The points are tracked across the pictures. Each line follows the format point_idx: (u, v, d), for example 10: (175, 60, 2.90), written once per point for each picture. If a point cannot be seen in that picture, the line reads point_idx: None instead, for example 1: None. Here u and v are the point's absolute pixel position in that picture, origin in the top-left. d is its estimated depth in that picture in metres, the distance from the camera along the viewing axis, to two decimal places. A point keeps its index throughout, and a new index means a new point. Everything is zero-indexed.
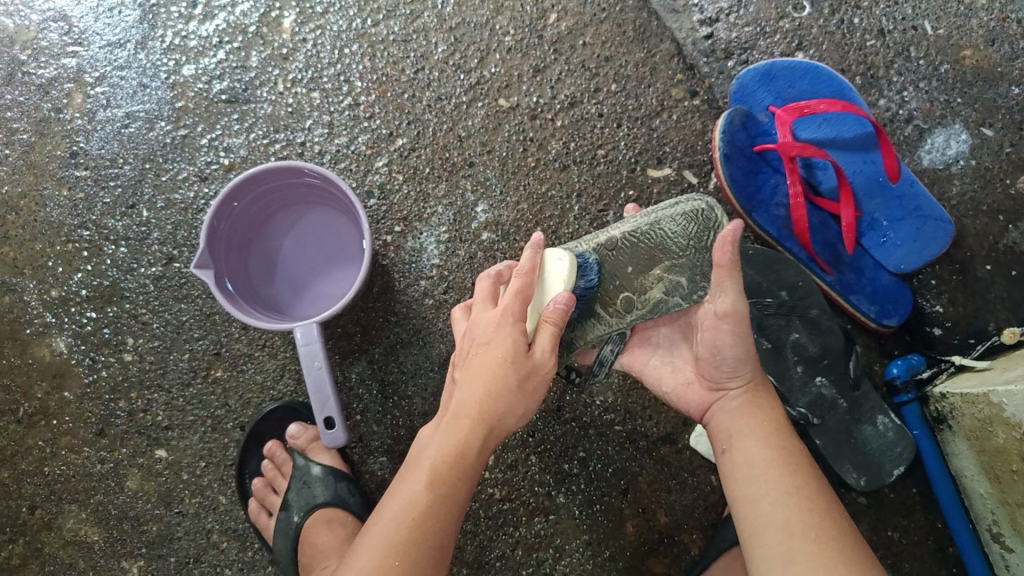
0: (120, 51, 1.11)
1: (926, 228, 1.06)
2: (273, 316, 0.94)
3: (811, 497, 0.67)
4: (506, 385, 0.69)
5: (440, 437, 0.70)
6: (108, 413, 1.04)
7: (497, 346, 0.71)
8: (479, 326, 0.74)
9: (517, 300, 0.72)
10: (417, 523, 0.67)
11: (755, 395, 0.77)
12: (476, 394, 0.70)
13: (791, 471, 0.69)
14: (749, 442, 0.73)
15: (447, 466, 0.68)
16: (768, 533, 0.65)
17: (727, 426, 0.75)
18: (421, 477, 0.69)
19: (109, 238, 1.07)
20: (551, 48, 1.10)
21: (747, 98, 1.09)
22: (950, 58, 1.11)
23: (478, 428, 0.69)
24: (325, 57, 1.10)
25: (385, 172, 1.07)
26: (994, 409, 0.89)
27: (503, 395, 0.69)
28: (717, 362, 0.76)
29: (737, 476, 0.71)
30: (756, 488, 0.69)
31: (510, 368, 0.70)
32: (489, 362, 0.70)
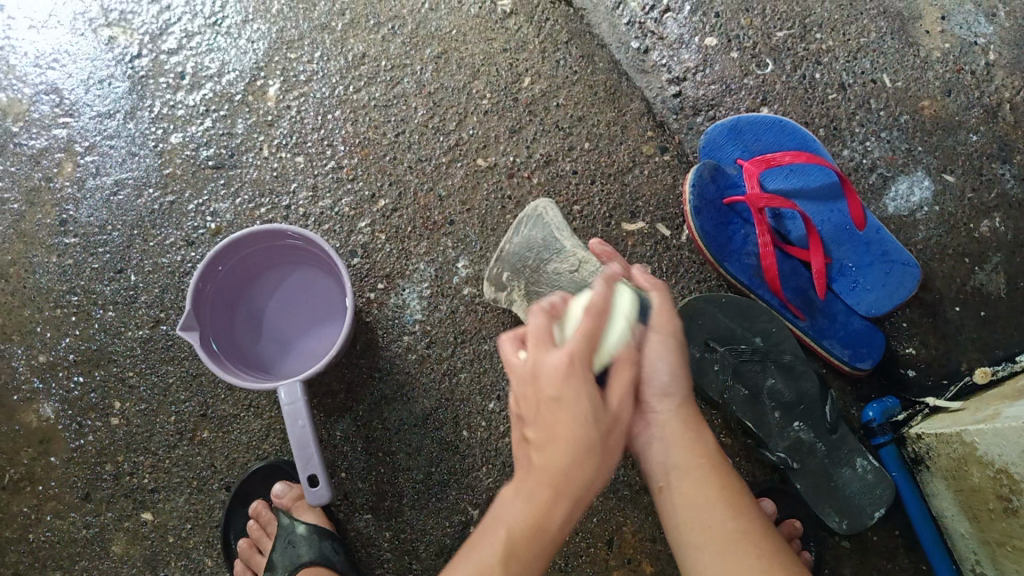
0: (110, 121, 1.15)
1: (893, 273, 1.09)
2: (258, 375, 0.96)
3: (760, 541, 0.67)
4: (588, 448, 0.62)
5: (515, 503, 0.63)
6: (95, 477, 1.04)
7: (575, 403, 0.62)
8: (542, 370, 0.63)
9: (585, 343, 0.64)
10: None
11: (683, 413, 0.75)
12: (562, 460, 0.61)
13: (734, 509, 0.69)
14: (687, 478, 0.71)
15: (529, 536, 0.62)
16: None
17: (661, 460, 0.74)
18: (497, 537, 0.62)
19: (97, 302, 1.09)
20: (526, 110, 1.15)
21: (715, 152, 1.14)
22: (909, 110, 1.16)
23: (559, 501, 0.62)
24: (309, 123, 1.14)
25: (367, 231, 1.10)
26: (967, 448, 0.91)
27: (588, 460, 0.62)
28: (651, 384, 0.74)
29: (678, 518, 0.71)
30: (705, 534, 0.68)
31: (600, 425, 0.63)
32: (573, 425, 0.62)
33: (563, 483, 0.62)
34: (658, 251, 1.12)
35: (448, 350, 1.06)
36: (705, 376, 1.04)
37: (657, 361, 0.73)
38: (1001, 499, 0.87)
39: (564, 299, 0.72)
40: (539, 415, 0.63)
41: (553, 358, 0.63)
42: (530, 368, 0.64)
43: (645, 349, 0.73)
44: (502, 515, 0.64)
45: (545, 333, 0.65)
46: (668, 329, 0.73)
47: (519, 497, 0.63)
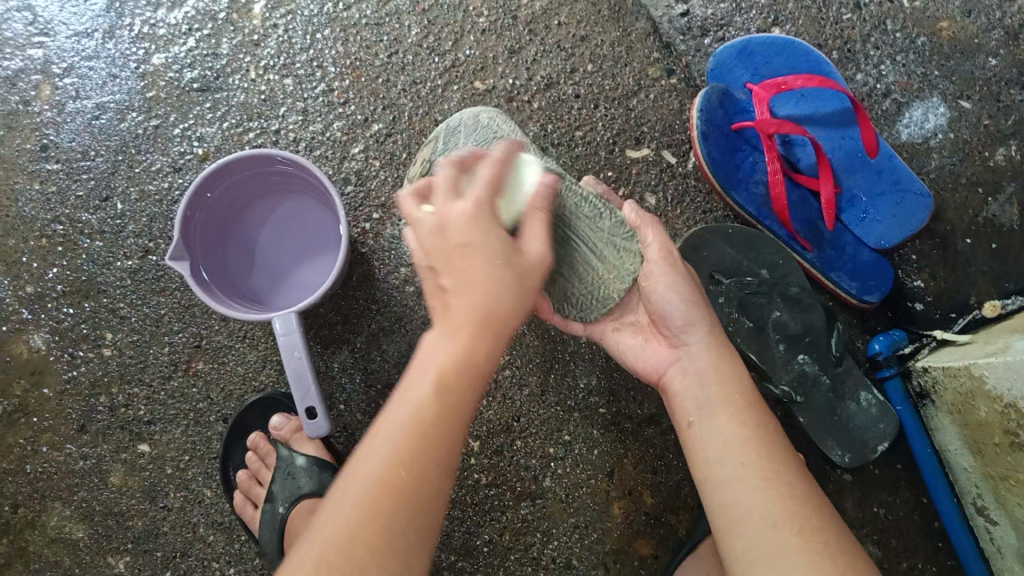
0: (88, 41, 1.09)
1: (904, 203, 1.06)
2: (252, 307, 0.93)
3: (792, 485, 0.66)
4: (500, 287, 0.60)
5: (438, 344, 0.60)
6: (89, 409, 1.03)
7: (488, 253, 0.60)
8: (449, 218, 0.61)
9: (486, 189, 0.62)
10: (421, 431, 0.58)
11: (716, 345, 0.75)
12: (477, 294, 0.59)
13: (766, 449, 0.68)
14: (723, 416, 0.70)
15: (455, 374, 0.59)
16: (749, 523, 0.64)
17: (694, 395, 0.73)
18: (425, 384, 0.59)
19: (84, 232, 1.05)
20: (526, 29, 1.09)
21: (724, 76, 1.09)
22: (926, 31, 1.10)
23: (482, 336, 0.60)
24: (297, 43, 1.08)
25: (361, 158, 1.06)
26: (974, 382, 0.90)
27: (514, 294, 0.61)
28: (673, 321, 0.74)
29: (711, 451, 0.69)
30: (733, 472, 0.67)
31: (513, 259, 0.61)
32: (480, 271, 0.59)
33: (498, 317, 0.60)
34: (663, 179, 1.07)
35: None
36: None
37: (668, 296, 0.73)
38: (1007, 433, 0.86)
39: (476, 155, 0.69)
40: (449, 261, 0.60)
41: (459, 207, 0.61)
42: (433, 220, 0.61)
43: (651, 284, 0.74)
44: (417, 374, 0.60)
45: (452, 184, 0.63)
46: (668, 262, 0.74)
47: (444, 338, 0.60)
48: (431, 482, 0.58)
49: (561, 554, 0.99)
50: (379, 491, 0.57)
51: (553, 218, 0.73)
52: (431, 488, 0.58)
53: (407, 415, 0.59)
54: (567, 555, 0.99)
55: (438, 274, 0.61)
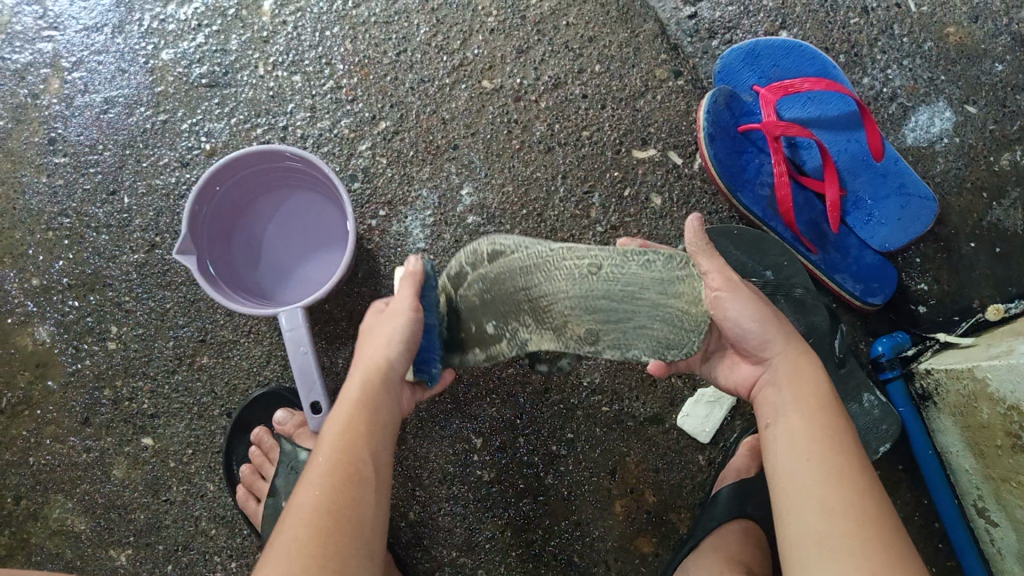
0: (97, 36, 1.09)
1: (909, 206, 1.06)
2: (257, 302, 0.94)
3: (854, 481, 0.63)
4: (370, 369, 0.72)
5: (347, 399, 0.71)
6: (92, 402, 1.03)
7: (375, 342, 0.74)
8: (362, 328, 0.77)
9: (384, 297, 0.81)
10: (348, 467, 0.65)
11: (799, 359, 0.72)
12: (361, 371, 0.73)
13: (836, 448, 0.65)
14: (796, 415, 0.68)
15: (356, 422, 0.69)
16: (806, 511, 0.62)
17: (773, 400, 0.71)
18: (335, 437, 0.68)
19: (90, 225, 1.06)
20: (534, 29, 1.09)
21: (731, 78, 1.09)
22: (934, 36, 1.10)
23: (377, 402, 0.71)
24: (306, 41, 1.09)
25: (368, 155, 1.06)
26: (978, 384, 0.90)
27: (368, 375, 0.72)
28: (751, 339, 0.73)
29: (784, 435, 0.68)
30: (798, 464, 0.65)
31: (383, 351, 0.73)
32: (369, 356, 0.74)
33: (381, 369, 0.72)
34: (669, 179, 1.07)
35: None
36: None
37: (740, 321, 0.72)
38: (1010, 435, 0.86)
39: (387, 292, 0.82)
40: (365, 352, 0.74)
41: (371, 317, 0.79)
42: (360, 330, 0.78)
43: (719, 314, 0.73)
44: (329, 436, 0.69)
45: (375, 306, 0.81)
46: (730, 290, 0.73)
47: (355, 390, 0.71)
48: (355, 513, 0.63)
49: (562, 551, 0.99)
50: (307, 524, 0.61)
51: (614, 288, 0.76)
52: (359, 517, 0.63)
53: (328, 461, 0.66)
54: (569, 553, 0.99)
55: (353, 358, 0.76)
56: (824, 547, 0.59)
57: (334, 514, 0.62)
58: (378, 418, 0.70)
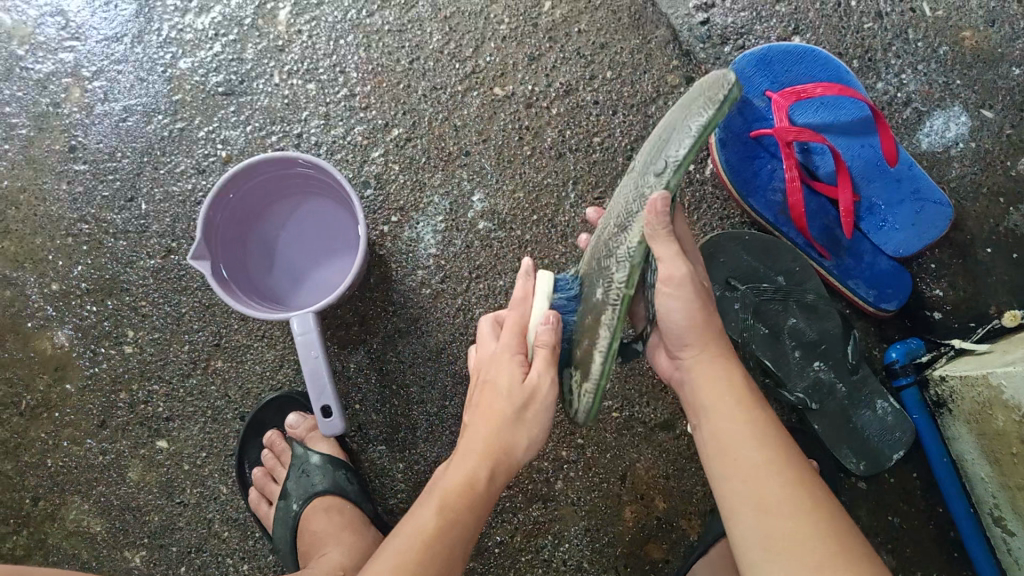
0: (117, 45, 1.11)
1: (924, 212, 1.05)
2: (271, 307, 0.95)
3: (778, 471, 0.65)
4: (491, 441, 0.74)
5: (451, 471, 0.74)
6: (109, 405, 1.05)
7: (501, 400, 0.74)
8: (488, 362, 0.79)
9: (515, 336, 0.76)
10: (427, 544, 0.69)
11: (707, 357, 0.73)
12: (480, 435, 0.74)
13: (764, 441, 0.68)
14: (715, 415, 0.71)
15: (458, 496, 0.72)
16: (743, 514, 0.65)
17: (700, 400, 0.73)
18: (432, 509, 0.72)
19: (109, 231, 1.08)
20: (546, 36, 1.10)
21: (743, 83, 1.08)
22: (949, 40, 1.10)
23: (486, 476, 0.73)
24: (321, 49, 1.10)
25: (381, 162, 1.08)
26: (992, 392, 0.89)
27: (482, 451, 0.74)
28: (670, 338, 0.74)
29: (714, 452, 0.70)
30: (730, 469, 0.67)
31: (511, 419, 0.74)
32: (495, 417, 0.74)
33: (503, 455, 0.74)
34: (680, 185, 1.08)
35: (464, 286, 1.05)
36: (724, 314, 1.01)
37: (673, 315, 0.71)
38: None
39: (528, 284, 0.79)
40: (482, 410, 0.76)
41: (492, 350, 0.80)
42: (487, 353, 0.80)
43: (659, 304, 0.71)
44: (425, 515, 0.72)
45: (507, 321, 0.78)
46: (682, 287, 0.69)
47: (460, 462, 0.74)
48: None
49: (571, 557, 0.99)
50: None
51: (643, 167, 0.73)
52: None
53: (414, 535, 0.70)
54: (578, 558, 0.99)
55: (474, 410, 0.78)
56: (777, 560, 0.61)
57: None
58: (484, 494, 0.73)
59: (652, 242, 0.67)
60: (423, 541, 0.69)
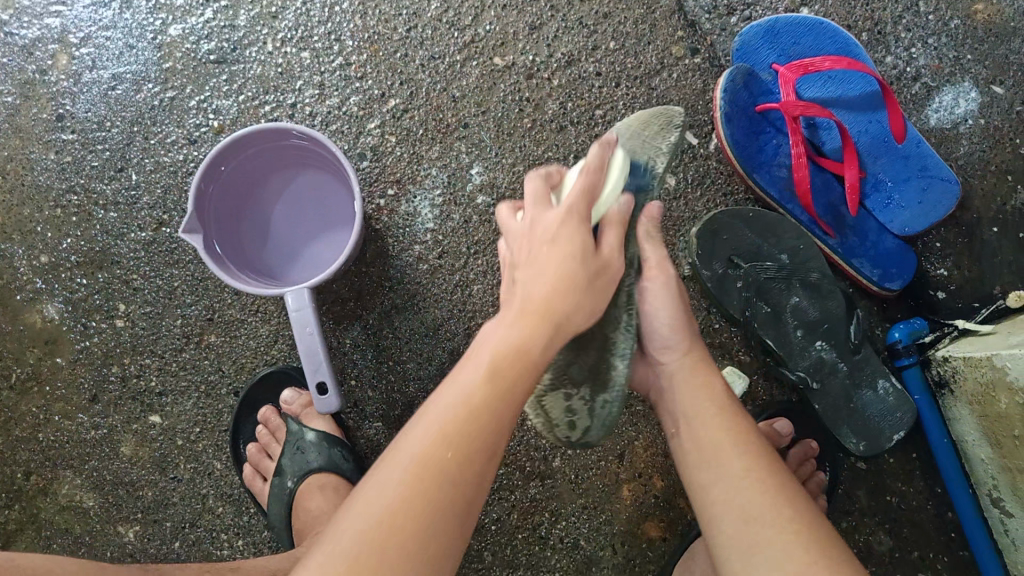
0: (105, 10, 1.08)
1: (931, 190, 1.03)
2: (264, 281, 0.93)
3: (767, 479, 0.64)
4: (554, 317, 0.60)
5: (499, 330, 0.59)
6: (102, 379, 1.04)
7: (566, 242, 0.63)
8: (539, 223, 0.65)
9: (582, 198, 0.65)
10: (472, 413, 0.55)
11: (696, 362, 0.74)
12: (541, 287, 0.61)
13: (747, 453, 0.67)
14: (697, 422, 0.70)
15: (511, 361, 0.57)
16: (724, 517, 0.63)
17: (679, 406, 0.73)
18: (479, 369, 0.57)
19: (99, 202, 1.06)
20: (547, 4, 1.07)
21: (749, 56, 1.06)
22: (962, 13, 1.06)
23: (542, 325, 0.60)
24: (315, 16, 1.07)
25: (377, 134, 1.05)
26: (996, 373, 0.88)
27: (539, 332, 0.59)
28: (652, 338, 0.75)
29: (693, 465, 0.69)
30: (710, 475, 0.66)
31: (587, 266, 0.63)
32: (563, 263, 0.62)
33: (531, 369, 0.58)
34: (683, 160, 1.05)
35: (461, 262, 1.03)
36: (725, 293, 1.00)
37: (657, 312, 0.74)
38: None
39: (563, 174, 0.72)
40: (530, 253, 0.64)
41: (553, 215, 0.65)
42: (527, 226, 0.66)
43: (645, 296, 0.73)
44: (481, 346, 0.59)
45: (543, 197, 0.68)
46: (662, 278, 0.73)
47: (508, 324, 0.59)
48: (447, 503, 0.52)
49: (568, 535, 0.99)
50: (411, 479, 0.52)
51: None
52: (464, 490, 0.53)
53: (459, 405, 0.55)
54: (575, 536, 0.99)
55: (515, 268, 0.65)
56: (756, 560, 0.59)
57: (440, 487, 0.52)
58: (545, 346, 0.59)
59: (641, 247, 0.74)
60: (455, 435, 0.54)
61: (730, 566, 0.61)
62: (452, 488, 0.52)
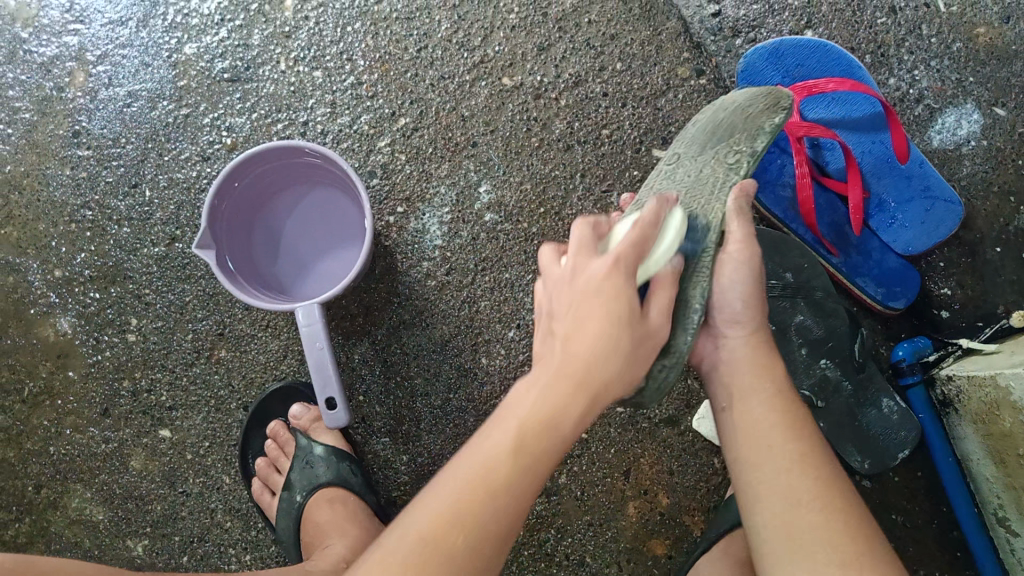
0: (121, 30, 1.10)
1: (934, 210, 1.04)
2: (275, 296, 0.95)
3: (815, 467, 0.65)
4: (615, 350, 0.60)
5: (532, 394, 0.59)
6: (113, 393, 1.05)
7: (608, 299, 0.60)
8: (583, 273, 0.62)
9: (632, 249, 0.62)
10: (498, 466, 0.57)
11: (757, 339, 0.74)
12: (582, 350, 0.59)
13: (795, 436, 0.68)
14: (753, 400, 0.71)
15: (537, 434, 0.58)
16: (773, 501, 0.64)
17: (738, 384, 0.72)
18: (509, 431, 0.58)
19: (113, 218, 1.07)
20: (556, 26, 1.09)
21: (754, 77, 1.07)
22: (963, 36, 1.08)
23: (579, 395, 0.58)
24: (328, 36, 1.09)
25: (387, 152, 1.07)
26: (1000, 392, 0.88)
27: (576, 397, 0.58)
28: (721, 308, 0.73)
29: (741, 445, 0.70)
30: (761, 455, 0.67)
31: (631, 325, 0.61)
32: (606, 320, 0.59)
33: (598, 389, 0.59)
34: None
35: (469, 278, 1.04)
36: None
37: (733, 282, 0.72)
38: None
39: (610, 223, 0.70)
40: (570, 309, 0.61)
41: (598, 266, 0.62)
42: (573, 272, 0.63)
43: (722, 265, 0.72)
44: (517, 404, 0.59)
45: (587, 245, 0.65)
46: (747, 254, 0.71)
47: (539, 391, 0.59)
48: (490, 527, 0.57)
49: (575, 551, 0.99)
50: (449, 518, 0.56)
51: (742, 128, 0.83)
52: (494, 519, 0.57)
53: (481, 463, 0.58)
54: (581, 553, 0.99)
55: (554, 318, 0.63)
56: (800, 551, 0.61)
57: (471, 514, 0.56)
58: (579, 418, 0.59)
59: (727, 219, 0.73)
60: (477, 475, 0.58)
61: (777, 554, 0.62)
62: (491, 525, 0.57)
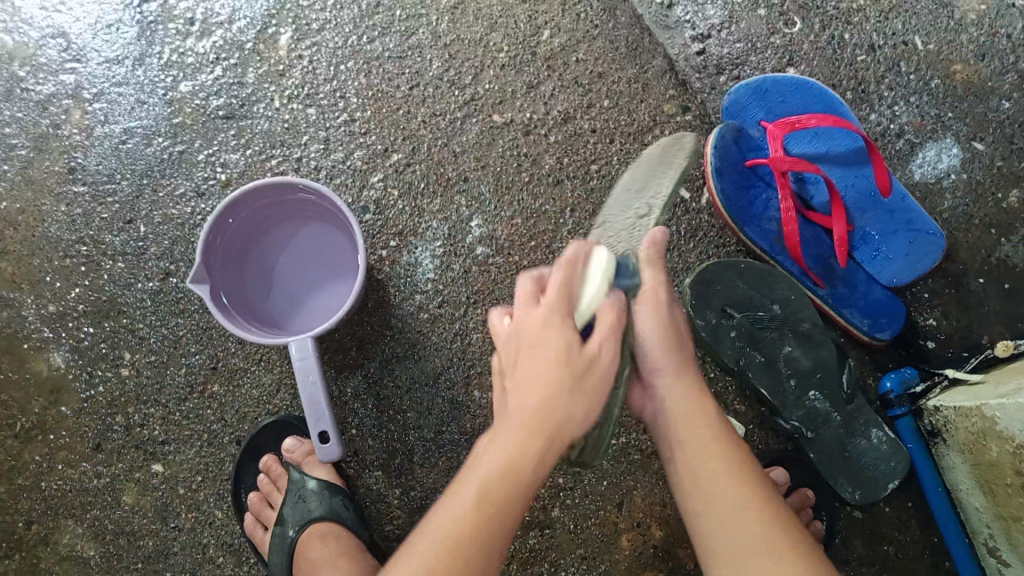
0: (118, 68, 1.12)
1: (917, 242, 1.06)
2: (268, 330, 0.95)
3: (772, 514, 0.63)
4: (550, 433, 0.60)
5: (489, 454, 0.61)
6: (105, 428, 1.04)
7: (559, 393, 0.61)
8: (525, 323, 0.64)
9: (562, 297, 0.64)
10: (478, 512, 0.59)
11: (691, 386, 0.70)
12: (531, 398, 0.61)
13: (742, 480, 0.65)
14: (691, 450, 0.67)
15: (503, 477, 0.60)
16: (723, 559, 0.61)
17: (676, 435, 0.69)
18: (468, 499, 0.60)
19: (107, 253, 1.08)
20: (544, 65, 1.12)
21: (739, 113, 1.10)
22: (940, 74, 1.12)
23: (534, 437, 0.60)
24: (322, 74, 1.11)
25: (380, 187, 1.08)
26: (987, 423, 0.90)
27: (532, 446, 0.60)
28: (644, 355, 0.70)
29: (688, 495, 0.66)
30: (708, 505, 0.64)
31: (573, 362, 0.61)
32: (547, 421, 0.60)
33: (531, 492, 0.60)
34: (676, 214, 1.09)
35: (461, 310, 1.05)
36: (721, 344, 1.02)
37: (651, 334, 0.69)
38: (1019, 475, 0.85)
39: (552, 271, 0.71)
40: (519, 353, 0.64)
41: (535, 313, 0.64)
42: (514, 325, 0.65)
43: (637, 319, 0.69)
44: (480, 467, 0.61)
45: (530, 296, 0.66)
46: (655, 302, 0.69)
47: (503, 437, 0.61)
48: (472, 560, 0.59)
49: None
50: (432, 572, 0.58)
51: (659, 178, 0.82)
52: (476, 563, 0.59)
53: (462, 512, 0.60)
54: None
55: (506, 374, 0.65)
56: None
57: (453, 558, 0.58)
58: (539, 462, 0.60)
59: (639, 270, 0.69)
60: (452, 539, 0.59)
61: None
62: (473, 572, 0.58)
